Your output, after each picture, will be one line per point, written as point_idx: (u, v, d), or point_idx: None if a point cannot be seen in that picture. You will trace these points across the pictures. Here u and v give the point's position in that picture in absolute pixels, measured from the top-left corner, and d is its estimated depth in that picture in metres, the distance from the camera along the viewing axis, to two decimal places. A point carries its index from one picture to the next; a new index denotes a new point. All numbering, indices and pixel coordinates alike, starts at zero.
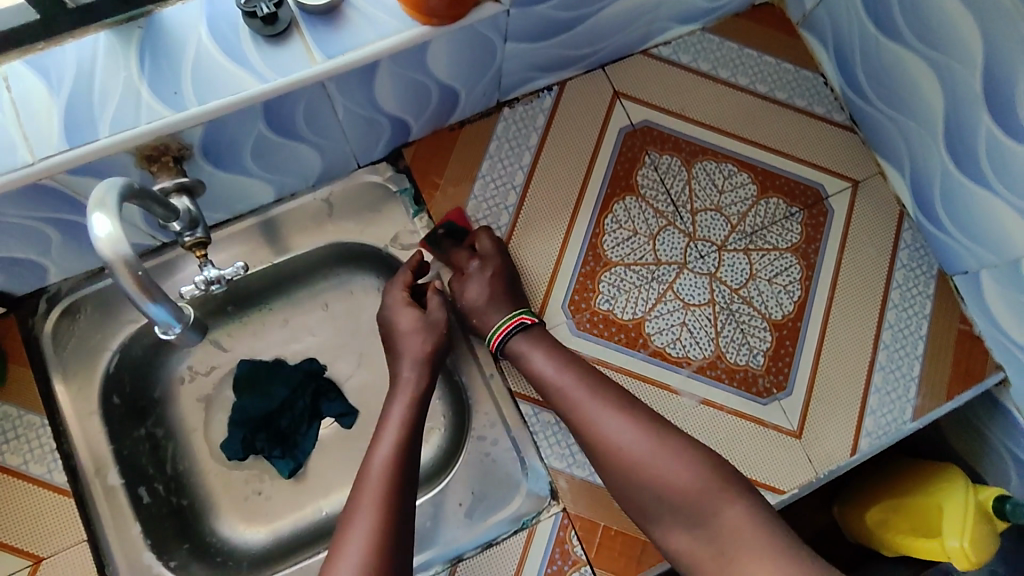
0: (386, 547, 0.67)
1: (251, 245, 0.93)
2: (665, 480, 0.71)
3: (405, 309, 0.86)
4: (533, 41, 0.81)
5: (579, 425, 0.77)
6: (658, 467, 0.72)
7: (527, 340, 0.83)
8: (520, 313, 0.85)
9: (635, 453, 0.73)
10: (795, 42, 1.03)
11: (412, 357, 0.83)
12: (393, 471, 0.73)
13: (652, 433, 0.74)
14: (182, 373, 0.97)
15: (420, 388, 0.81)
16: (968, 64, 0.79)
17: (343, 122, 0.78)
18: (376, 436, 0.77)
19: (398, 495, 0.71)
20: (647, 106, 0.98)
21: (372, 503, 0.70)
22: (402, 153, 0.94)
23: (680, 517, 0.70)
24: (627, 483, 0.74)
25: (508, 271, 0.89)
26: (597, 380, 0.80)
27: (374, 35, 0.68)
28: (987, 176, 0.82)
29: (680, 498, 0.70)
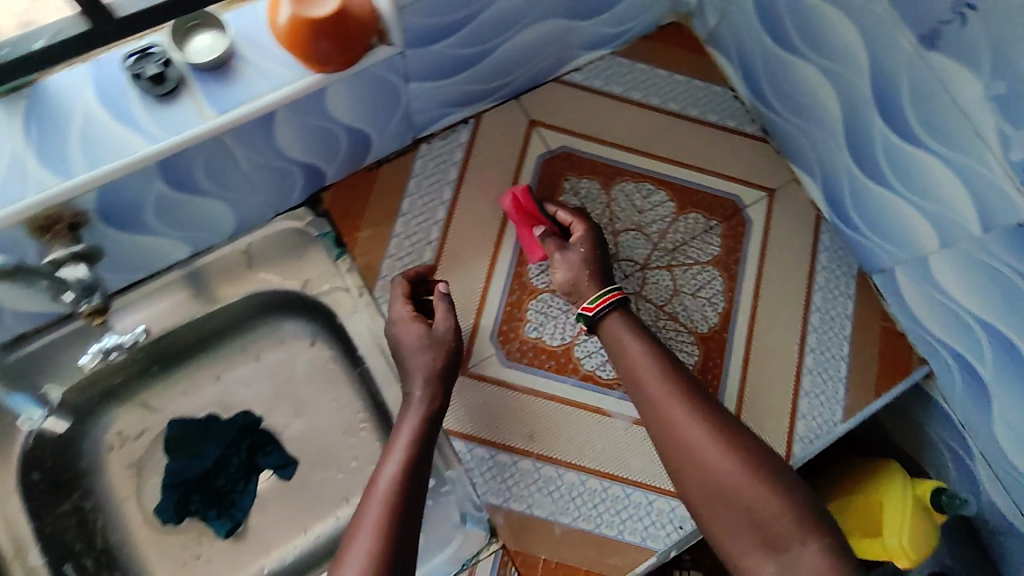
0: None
1: (168, 302, 0.94)
2: (750, 502, 0.68)
3: (410, 323, 0.83)
4: (435, 79, 0.82)
5: (665, 423, 0.75)
6: (744, 482, 0.69)
7: (625, 317, 0.83)
8: (614, 287, 0.84)
9: (722, 463, 0.71)
10: (703, 59, 1.05)
11: (422, 377, 0.81)
12: (397, 496, 0.72)
13: (744, 449, 0.72)
14: (109, 440, 0.94)
15: (431, 407, 0.80)
16: (858, 73, 0.81)
17: (249, 174, 0.77)
18: (384, 458, 0.76)
19: (396, 524, 0.70)
20: (563, 133, 1.00)
21: (369, 530, 0.69)
22: (320, 198, 0.93)
23: (756, 539, 0.67)
24: (706, 498, 0.71)
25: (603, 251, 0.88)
26: (695, 386, 0.78)
27: (267, 87, 0.68)
28: (889, 178, 0.85)
29: (764, 519, 0.67)
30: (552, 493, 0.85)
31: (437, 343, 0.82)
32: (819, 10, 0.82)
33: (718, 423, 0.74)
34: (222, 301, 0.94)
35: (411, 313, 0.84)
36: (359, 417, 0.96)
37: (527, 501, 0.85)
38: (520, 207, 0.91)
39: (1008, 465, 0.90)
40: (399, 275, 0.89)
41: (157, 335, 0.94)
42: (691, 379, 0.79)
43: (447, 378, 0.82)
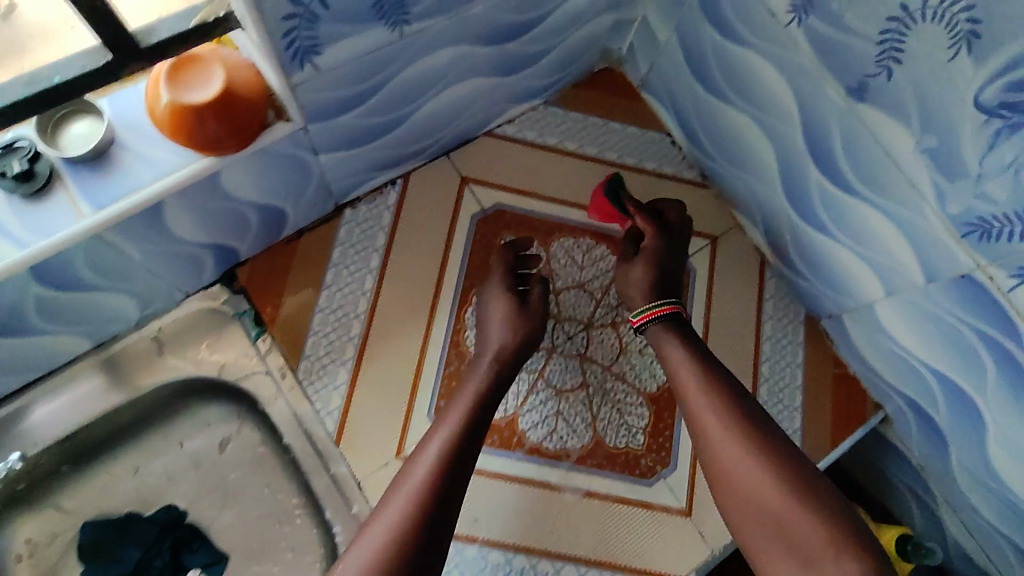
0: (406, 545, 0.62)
1: (78, 394, 0.86)
2: (785, 511, 0.66)
3: (501, 296, 0.84)
4: (349, 147, 0.77)
5: (704, 435, 0.73)
6: (779, 499, 0.66)
7: (668, 332, 0.81)
8: (670, 301, 0.83)
9: (759, 478, 0.68)
10: (638, 104, 1.02)
11: (496, 347, 0.80)
12: (436, 473, 0.68)
13: (785, 464, 0.69)
14: (11, 550, 0.83)
15: (489, 375, 0.78)
16: (788, 122, 0.79)
17: (147, 262, 0.71)
18: (429, 435, 0.73)
19: (430, 503, 0.66)
20: (496, 189, 0.95)
21: (398, 505, 0.66)
22: (236, 274, 0.87)
23: (786, 556, 0.64)
24: (740, 499, 0.69)
25: (664, 264, 0.86)
26: (742, 392, 0.75)
27: (151, 176, 0.62)
28: (829, 225, 0.82)
29: (796, 541, 0.64)
30: None
31: (523, 320, 0.82)
32: (746, 58, 0.79)
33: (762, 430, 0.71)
34: (139, 389, 0.86)
35: (504, 287, 0.85)
36: None
37: None
38: (597, 203, 0.93)
39: (969, 510, 0.87)
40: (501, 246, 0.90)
41: (65, 431, 0.85)
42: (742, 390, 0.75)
43: (521, 355, 0.81)
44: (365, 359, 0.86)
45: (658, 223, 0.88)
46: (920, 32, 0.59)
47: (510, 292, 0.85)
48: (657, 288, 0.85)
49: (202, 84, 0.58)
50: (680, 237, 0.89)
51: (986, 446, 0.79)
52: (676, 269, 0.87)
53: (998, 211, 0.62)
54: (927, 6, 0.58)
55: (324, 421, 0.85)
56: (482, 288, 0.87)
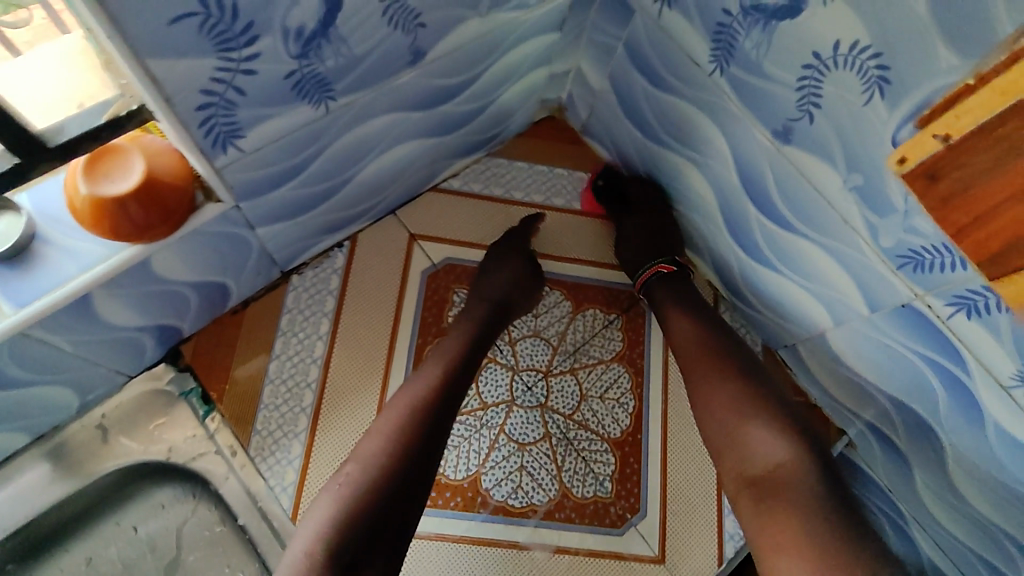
0: (398, 454, 0.64)
1: (19, 490, 0.80)
2: (752, 418, 0.71)
3: (512, 258, 0.90)
4: (289, 218, 0.76)
5: (692, 359, 0.80)
6: (747, 406, 0.72)
7: (664, 288, 0.89)
8: (658, 262, 0.90)
9: (732, 387, 0.74)
10: (581, 150, 1.03)
11: (497, 292, 0.86)
12: (438, 390, 0.71)
13: (755, 382, 0.75)
14: None
15: (485, 318, 0.83)
16: (723, 164, 0.81)
17: (78, 351, 0.69)
18: (430, 358, 0.76)
19: (432, 417, 0.69)
20: (445, 244, 0.95)
21: (398, 413, 0.68)
22: (180, 351, 0.85)
23: (743, 449, 0.69)
24: (716, 409, 0.74)
25: (651, 227, 0.93)
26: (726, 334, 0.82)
27: (76, 269, 0.61)
28: (773, 260, 0.84)
29: (754, 437, 0.69)
30: None
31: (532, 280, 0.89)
32: (677, 103, 0.81)
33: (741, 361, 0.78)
34: (91, 475, 0.82)
35: (518, 250, 0.91)
36: None
37: None
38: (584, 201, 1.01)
39: (938, 531, 0.88)
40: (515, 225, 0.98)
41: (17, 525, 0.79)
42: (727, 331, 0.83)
43: (515, 307, 0.87)
44: (318, 430, 0.84)
45: (626, 210, 0.96)
46: (834, 78, 0.61)
47: (522, 257, 0.90)
48: (648, 251, 0.92)
49: (123, 175, 0.57)
50: (649, 210, 0.93)
51: (947, 467, 0.79)
52: (665, 233, 0.93)
53: (927, 243, 0.63)
54: (838, 54, 0.60)
55: (279, 497, 0.82)
56: (489, 252, 0.92)
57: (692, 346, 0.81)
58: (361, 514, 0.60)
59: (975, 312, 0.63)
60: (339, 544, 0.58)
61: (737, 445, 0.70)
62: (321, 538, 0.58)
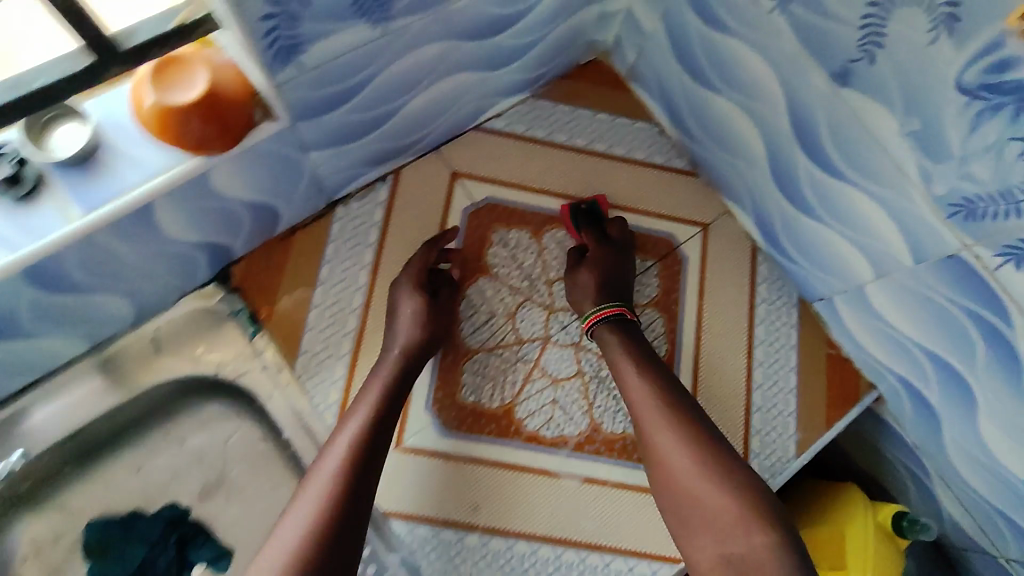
0: (322, 528, 0.64)
1: (88, 390, 0.90)
2: (708, 499, 0.70)
3: (411, 294, 0.84)
4: (341, 143, 0.78)
5: (645, 424, 0.77)
6: (703, 486, 0.71)
7: (618, 333, 0.84)
8: (622, 305, 0.86)
9: (687, 464, 0.73)
10: (626, 95, 1.02)
11: (404, 338, 0.81)
12: (352, 456, 0.71)
13: (711, 451, 0.73)
14: (23, 549, 0.88)
15: (397, 362, 0.80)
16: (775, 109, 0.80)
17: (139, 263, 0.72)
18: (346, 417, 0.75)
19: (352, 481, 0.69)
20: (488, 182, 0.95)
21: (320, 480, 0.68)
22: (229, 273, 0.88)
23: (713, 536, 0.68)
24: (674, 490, 0.73)
25: (617, 265, 0.89)
26: (679, 392, 0.79)
27: (137, 177, 0.63)
28: (818, 209, 0.83)
29: (722, 525, 0.68)
30: (501, 568, 0.81)
31: (431, 317, 0.84)
32: (731, 46, 0.80)
33: (694, 425, 0.76)
34: (151, 384, 0.91)
35: (416, 282, 0.86)
36: None
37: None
38: (561, 221, 0.95)
39: (964, 486, 0.88)
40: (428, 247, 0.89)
41: (72, 427, 0.89)
42: (674, 383, 0.80)
43: (432, 348, 0.83)
44: (360, 355, 0.87)
45: (602, 238, 0.91)
46: (900, 15, 0.60)
47: (422, 290, 0.85)
48: (608, 289, 0.87)
49: (187, 85, 0.59)
50: (624, 250, 0.91)
51: (979, 423, 0.79)
52: (626, 277, 0.90)
53: (983, 191, 0.62)
54: None
55: (323, 415, 0.85)
56: (397, 281, 0.87)
57: (644, 413, 0.78)
58: None
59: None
60: None
61: (705, 530, 0.69)
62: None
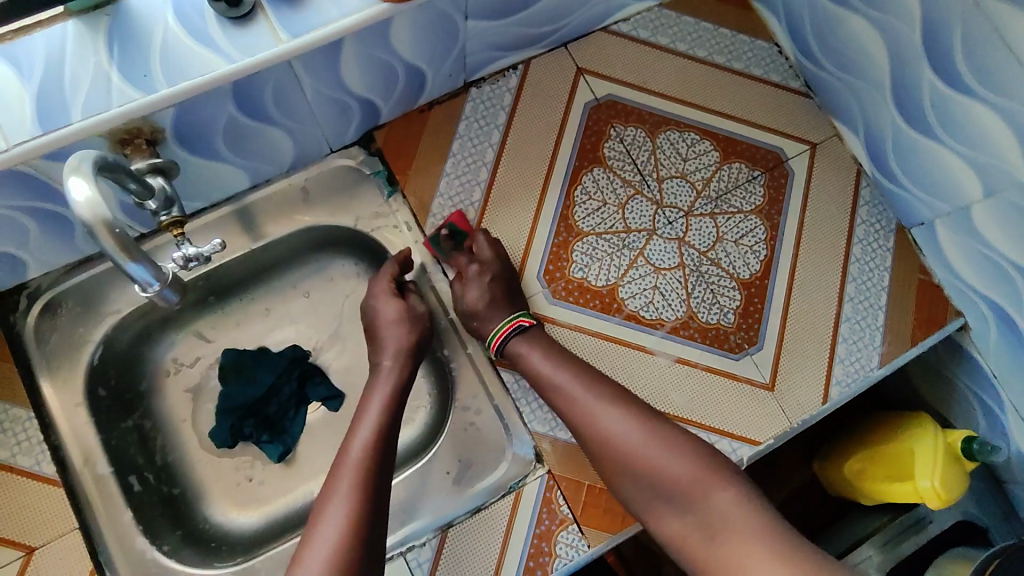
0: (356, 539, 0.67)
1: (229, 234, 0.94)
2: (658, 470, 0.73)
3: (388, 300, 0.88)
4: (493, 18, 0.85)
5: (578, 412, 0.79)
6: (650, 463, 0.73)
7: (521, 345, 0.85)
8: (518, 315, 0.87)
9: (629, 448, 0.75)
10: (749, 14, 1.06)
11: (395, 348, 0.85)
12: (367, 473, 0.73)
13: (648, 429, 0.75)
14: (167, 365, 0.99)
15: (402, 376, 0.84)
16: (907, 20, 0.83)
17: (313, 104, 0.81)
18: (349, 433, 0.77)
19: (372, 484, 0.72)
20: (610, 82, 1.01)
21: (345, 496, 0.70)
22: (373, 136, 0.96)
23: (675, 507, 0.71)
24: (620, 470, 0.75)
25: (507, 275, 0.90)
26: (597, 374, 0.82)
27: (337, 13, 0.70)
28: (935, 127, 0.86)
29: (679, 490, 0.71)
30: None
31: (413, 320, 0.88)
32: None
33: (621, 401, 0.78)
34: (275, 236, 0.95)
35: (393, 295, 0.89)
36: None
37: None
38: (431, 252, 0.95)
39: None
40: (393, 258, 0.92)
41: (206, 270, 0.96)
42: (595, 371, 0.82)
43: (418, 354, 0.87)
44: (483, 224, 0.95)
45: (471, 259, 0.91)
46: None
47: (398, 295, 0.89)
48: (508, 301, 0.89)
49: None
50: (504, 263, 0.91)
51: None
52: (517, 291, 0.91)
53: None
54: None
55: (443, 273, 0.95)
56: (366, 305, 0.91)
57: (575, 401, 0.79)
58: None
59: None
60: None
61: (663, 499, 0.72)
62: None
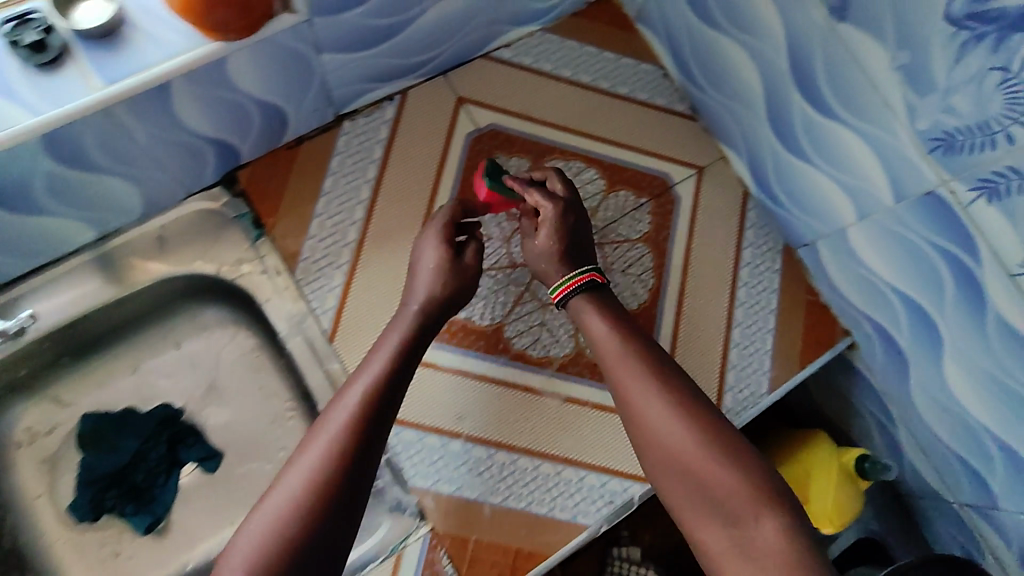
0: (327, 483, 0.60)
1: (84, 285, 0.90)
2: (712, 477, 0.64)
3: (434, 248, 0.80)
4: (351, 51, 0.80)
5: (629, 399, 0.71)
6: (704, 468, 0.64)
7: (591, 304, 0.78)
8: (588, 270, 0.80)
9: (683, 444, 0.66)
10: (632, 37, 1.04)
11: (423, 294, 0.77)
12: (366, 413, 0.66)
13: (707, 429, 0.67)
14: (18, 436, 0.90)
15: (419, 321, 0.76)
16: (774, 47, 0.82)
17: (153, 150, 0.74)
18: (358, 372, 0.70)
19: (364, 429, 0.64)
20: (492, 111, 0.98)
21: (324, 437, 0.63)
22: (235, 176, 0.90)
23: (719, 521, 0.62)
24: (666, 470, 0.66)
25: (578, 220, 0.84)
26: (663, 361, 0.73)
27: (159, 56, 0.65)
28: (810, 153, 0.86)
29: (730, 506, 0.62)
30: (481, 473, 0.84)
31: (455, 275, 0.79)
32: None
33: (682, 396, 0.70)
34: (134, 287, 0.91)
35: (443, 236, 0.81)
36: (286, 407, 0.93)
37: (457, 482, 0.83)
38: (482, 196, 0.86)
39: (925, 431, 0.92)
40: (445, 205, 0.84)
41: (69, 319, 0.89)
42: (662, 358, 0.74)
43: (449, 308, 0.79)
44: (359, 265, 0.89)
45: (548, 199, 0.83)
46: None
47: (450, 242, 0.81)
48: (573, 256, 0.82)
49: None
50: (577, 208, 0.84)
51: (942, 363, 0.83)
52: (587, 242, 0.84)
53: (962, 123, 0.66)
54: None
55: (319, 319, 0.88)
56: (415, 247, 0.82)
57: (630, 385, 0.71)
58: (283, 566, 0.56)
59: (997, 196, 0.66)
60: None
61: (711, 511, 0.63)
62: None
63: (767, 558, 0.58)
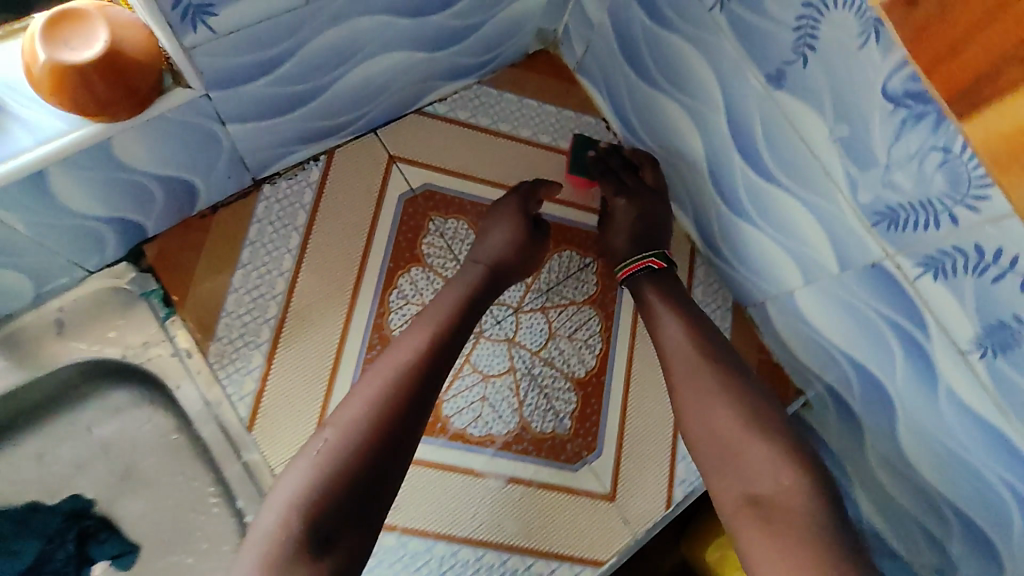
0: (385, 413, 0.63)
1: None
2: (746, 444, 0.70)
3: (508, 218, 0.85)
4: (261, 119, 0.74)
5: (678, 371, 0.77)
6: (737, 436, 0.71)
7: (648, 287, 0.84)
8: (648, 257, 0.85)
9: (724, 412, 0.73)
10: (573, 88, 1.00)
11: (489, 252, 0.81)
12: (424, 358, 0.68)
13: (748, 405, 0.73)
14: None
15: (480, 276, 0.79)
16: (713, 108, 0.79)
17: (32, 230, 0.67)
18: (422, 320, 0.74)
19: (422, 373, 0.67)
20: (425, 170, 0.93)
21: (384, 374, 0.66)
22: (142, 251, 0.84)
23: (741, 483, 0.69)
24: (702, 433, 0.73)
25: (651, 209, 0.89)
26: (718, 341, 0.79)
27: (29, 141, 0.59)
28: (755, 216, 0.82)
29: (755, 469, 0.68)
30: (419, 568, 0.78)
31: (523, 244, 0.83)
32: (673, 41, 0.79)
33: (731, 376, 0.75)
34: (43, 368, 0.81)
35: (518, 209, 0.85)
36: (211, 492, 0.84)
37: None
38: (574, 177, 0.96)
39: (883, 493, 0.89)
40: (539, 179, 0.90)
41: None
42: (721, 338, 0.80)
43: (512, 273, 0.82)
44: (281, 342, 0.83)
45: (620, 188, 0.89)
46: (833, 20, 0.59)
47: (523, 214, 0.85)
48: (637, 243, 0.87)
49: (85, 44, 0.56)
50: (655, 197, 0.90)
51: (896, 430, 0.80)
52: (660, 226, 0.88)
53: (905, 200, 0.63)
54: None
55: (235, 406, 0.82)
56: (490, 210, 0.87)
57: (683, 356, 0.78)
58: (336, 491, 0.58)
59: (942, 274, 0.63)
60: (320, 512, 0.57)
61: (736, 473, 0.69)
62: (277, 544, 0.56)
63: (782, 529, 0.63)
